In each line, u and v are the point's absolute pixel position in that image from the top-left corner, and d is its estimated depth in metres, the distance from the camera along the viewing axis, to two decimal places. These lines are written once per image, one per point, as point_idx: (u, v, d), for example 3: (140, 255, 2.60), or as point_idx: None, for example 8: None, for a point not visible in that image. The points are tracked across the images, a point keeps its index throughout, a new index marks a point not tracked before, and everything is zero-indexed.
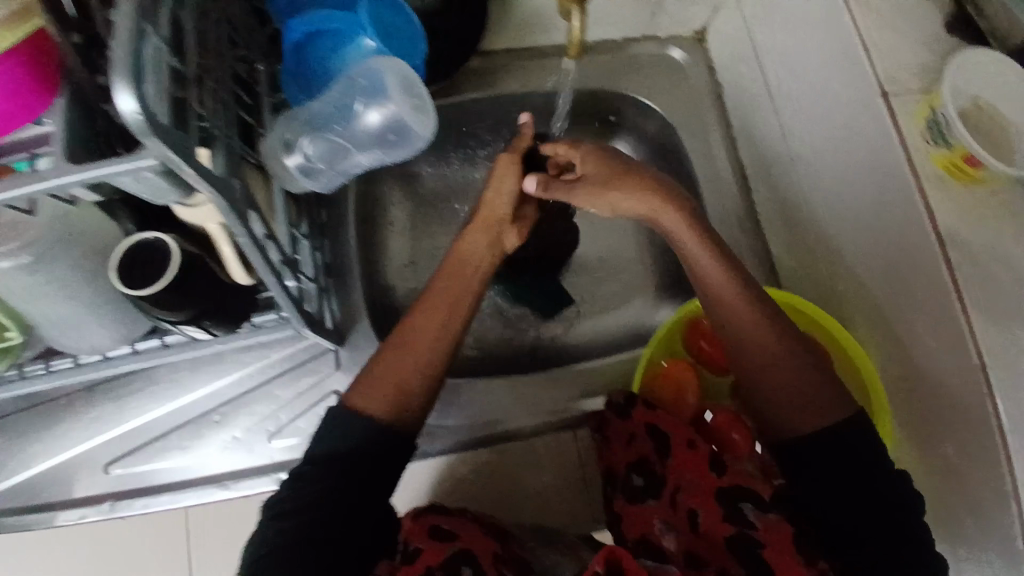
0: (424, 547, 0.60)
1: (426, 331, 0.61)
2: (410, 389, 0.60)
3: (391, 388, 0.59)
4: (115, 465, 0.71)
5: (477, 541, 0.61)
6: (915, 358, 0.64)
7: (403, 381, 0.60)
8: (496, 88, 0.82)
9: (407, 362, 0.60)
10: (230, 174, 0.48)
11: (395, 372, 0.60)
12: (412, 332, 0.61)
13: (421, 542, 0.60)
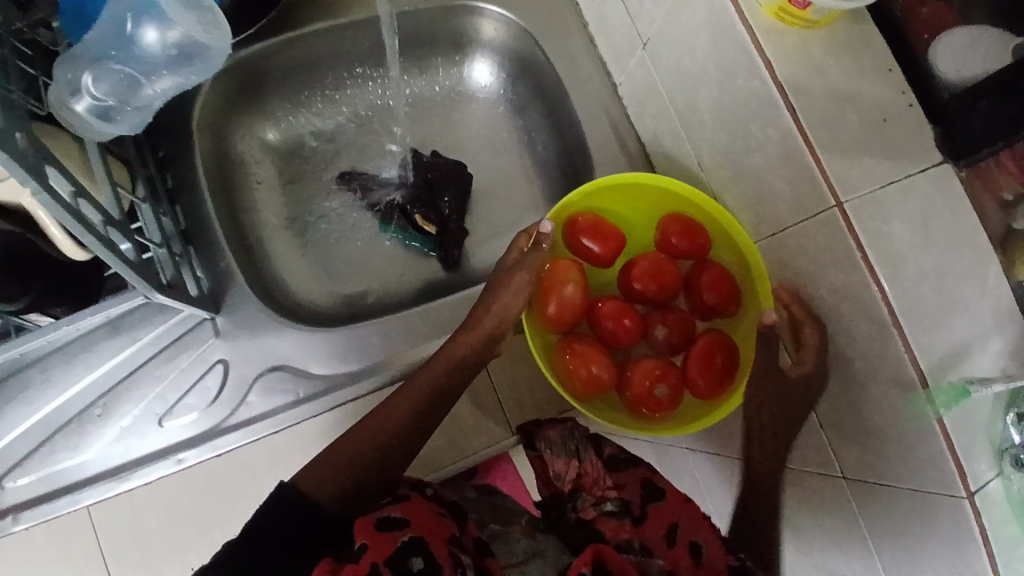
0: (369, 540, 0.47)
1: (388, 425, 0.60)
2: (392, 461, 0.58)
3: (344, 477, 0.55)
4: (7, 478, 0.68)
5: (425, 525, 0.51)
6: (777, 209, 0.64)
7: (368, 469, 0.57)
8: (337, 15, 0.79)
9: (382, 424, 0.60)
10: (9, 126, 0.44)
11: (353, 454, 0.57)
12: (374, 430, 0.59)
13: (365, 539, 0.47)
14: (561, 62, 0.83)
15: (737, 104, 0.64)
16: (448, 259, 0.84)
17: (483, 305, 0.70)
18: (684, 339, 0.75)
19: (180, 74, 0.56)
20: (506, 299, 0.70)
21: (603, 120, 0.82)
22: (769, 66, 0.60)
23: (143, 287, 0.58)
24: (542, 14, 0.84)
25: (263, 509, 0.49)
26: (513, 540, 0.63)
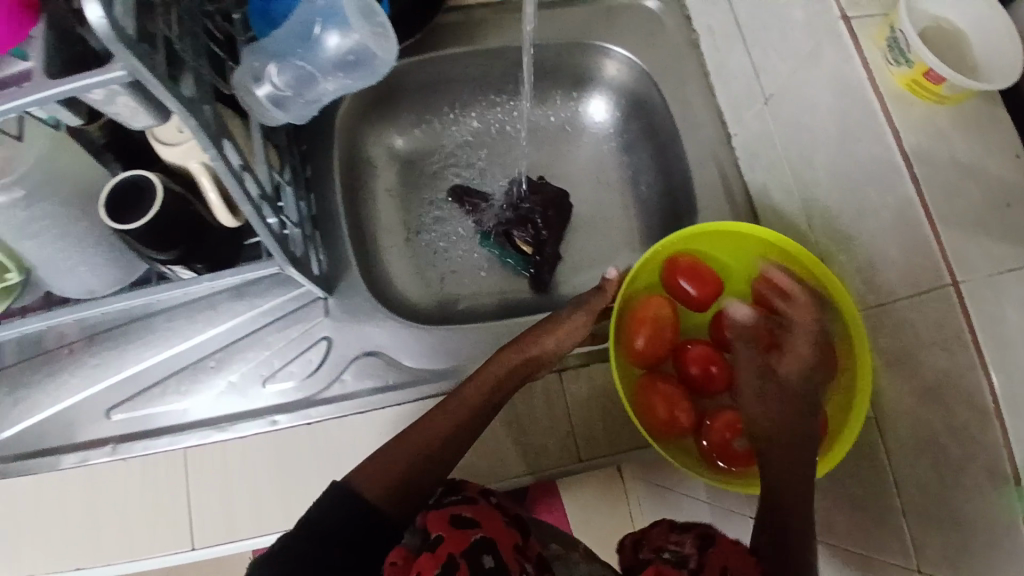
0: (445, 535, 0.49)
1: (429, 433, 0.61)
2: (427, 471, 0.58)
3: (397, 477, 0.56)
4: (118, 410, 0.74)
5: (498, 530, 0.51)
6: (886, 276, 0.64)
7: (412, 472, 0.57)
8: (477, 44, 0.86)
9: (423, 435, 0.61)
10: (201, 98, 0.50)
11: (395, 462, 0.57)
12: (414, 436, 0.60)
13: (441, 531, 0.50)
14: (677, 108, 0.86)
15: (859, 167, 0.65)
16: (537, 281, 0.88)
17: (531, 336, 0.71)
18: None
19: (350, 77, 0.58)
20: (554, 334, 0.71)
21: (711, 168, 0.84)
22: (896, 135, 0.61)
23: (281, 259, 0.64)
24: (666, 61, 0.88)
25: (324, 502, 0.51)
26: (574, 566, 0.61)
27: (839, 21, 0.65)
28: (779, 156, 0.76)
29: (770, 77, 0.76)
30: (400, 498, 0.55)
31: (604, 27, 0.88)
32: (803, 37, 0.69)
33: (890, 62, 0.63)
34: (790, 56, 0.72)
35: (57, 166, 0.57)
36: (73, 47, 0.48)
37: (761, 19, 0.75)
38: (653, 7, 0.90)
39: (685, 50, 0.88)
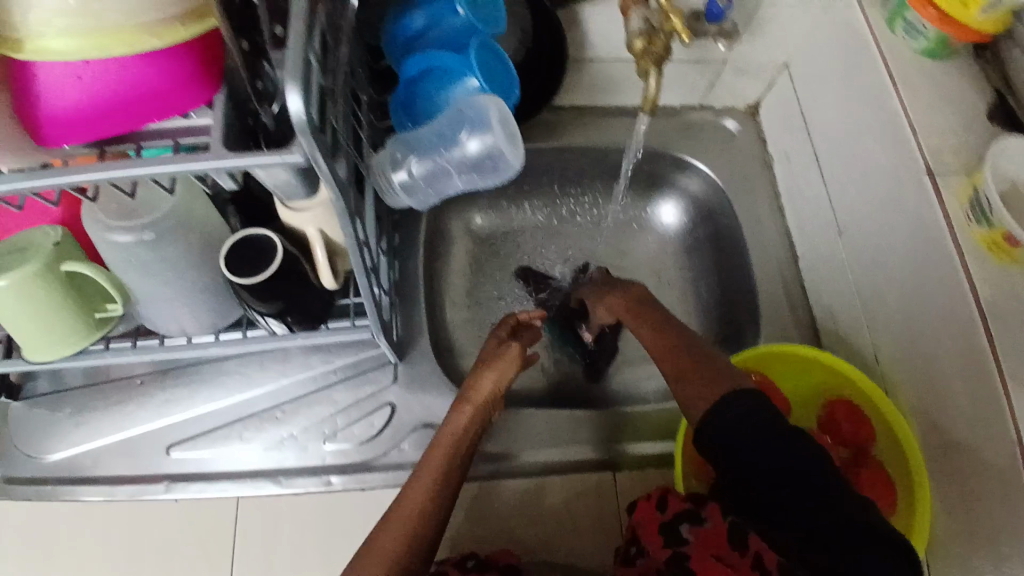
0: None
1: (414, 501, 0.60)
2: (417, 542, 0.57)
3: (386, 563, 0.55)
4: (176, 448, 0.75)
5: None
6: (952, 418, 0.67)
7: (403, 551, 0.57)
8: (565, 139, 0.91)
9: (412, 501, 0.60)
10: (348, 179, 0.55)
11: (390, 540, 0.57)
12: (398, 511, 0.59)
13: None
14: (748, 223, 0.89)
15: (933, 311, 0.68)
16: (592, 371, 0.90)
17: (466, 383, 0.69)
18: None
19: (479, 175, 0.64)
20: (495, 370, 0.70)
21: (778, 284, 0.87)
22: (973, 290, 0.65)
23: (377, 327, 0.69)
24: (738, 177, 0.92)
25: None
26: None
27: (924, 176, 0.69)
28: (847, 285, 0.80)
29: (845, 211, 0.80)
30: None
31: (683, 138, 0.93)
32: (884, 182, 0.73)
33: (971, 221, 0.67)
34: (868, 197, 0.76)
35: (195, 215, 0.61)
36: (247, 120, 0.51)
37: (841, 157, 0.80)
38: (731, 127, 0.94)
39: (758, 170, 0.92)
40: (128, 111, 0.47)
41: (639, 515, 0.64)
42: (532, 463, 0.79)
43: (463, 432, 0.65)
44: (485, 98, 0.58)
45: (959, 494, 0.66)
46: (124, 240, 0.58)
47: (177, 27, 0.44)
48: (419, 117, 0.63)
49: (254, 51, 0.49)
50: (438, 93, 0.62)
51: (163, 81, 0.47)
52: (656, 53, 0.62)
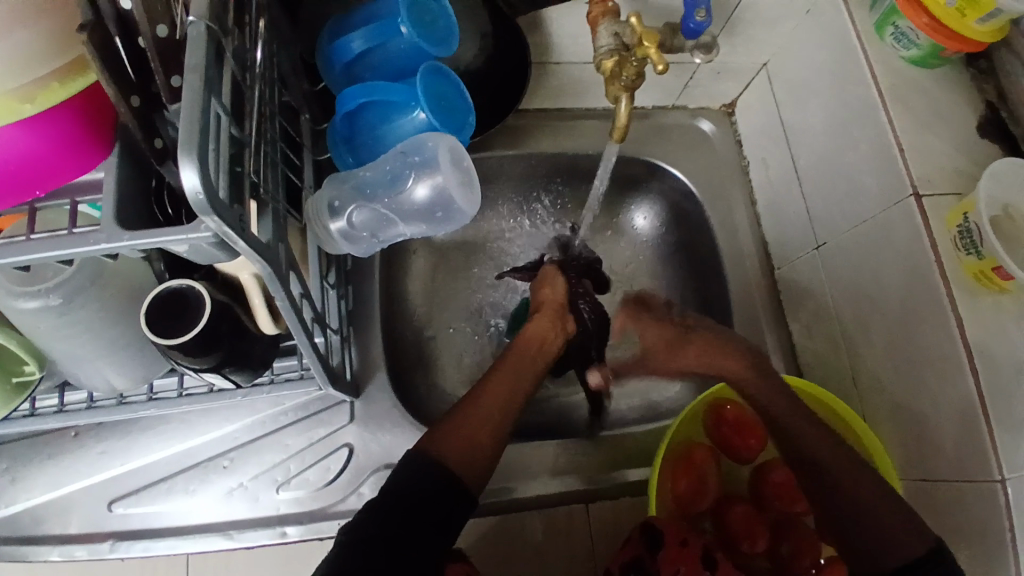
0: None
1: (495, 391, 0.63)
2: (499, 424, 0.62)
3: (471, 442, 0.59)
4: (119, 503, 0.70)
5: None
6: (934, 457, 0.63)
7: (486, 438, 0.60)
8: (528, 146, 0.84)
9: (493, 395, 0.63)
10: (276, 238, 0.48)
11: (477, 422, 0.60)
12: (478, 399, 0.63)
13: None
14: (724, 234, 0.84)
15: (915, 344, 0.64)
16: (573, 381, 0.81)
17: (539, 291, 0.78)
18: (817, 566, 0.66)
19: (430, 225, 0.58)
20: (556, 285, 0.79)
21: (756, 301, 0.82)
22: (960, 325, 0.60)
23: (322, 379, 0.63)
24: (714, 184, 0.86)
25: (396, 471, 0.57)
26: None
27: (910, 198, 0.63)
28: (827, 307, 0.75)
29: (826, 227, 0.75)
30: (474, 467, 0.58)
31: (656, 141, 0.87)
32: (867, 201, 0.68)
33: (960, 250, 0.61)
34: (850, 215, 0.71)
35: (110, 271, 0.55)
36: (148, 183, 0.45)
37: (822, 170, 0.74)
38: (706, 129, 0.89)
39: (734, 175, 0.87)
40: (9, 185, 0.40)
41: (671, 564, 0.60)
42: (497, 500, 0.74)
43: (541, 343, 0.71)
44: (433, 137, 0.52)
45: (940, 533, 0.64)
46: (30, 306, 0.52)
47: (55, 85, 0.38)
48: (359, 152, 0.57)
49: (145, 104, 0.41)
50: (383, 125, 0.56)
51: (40, 150, 0.40)
52: (626, 79, 0.58)
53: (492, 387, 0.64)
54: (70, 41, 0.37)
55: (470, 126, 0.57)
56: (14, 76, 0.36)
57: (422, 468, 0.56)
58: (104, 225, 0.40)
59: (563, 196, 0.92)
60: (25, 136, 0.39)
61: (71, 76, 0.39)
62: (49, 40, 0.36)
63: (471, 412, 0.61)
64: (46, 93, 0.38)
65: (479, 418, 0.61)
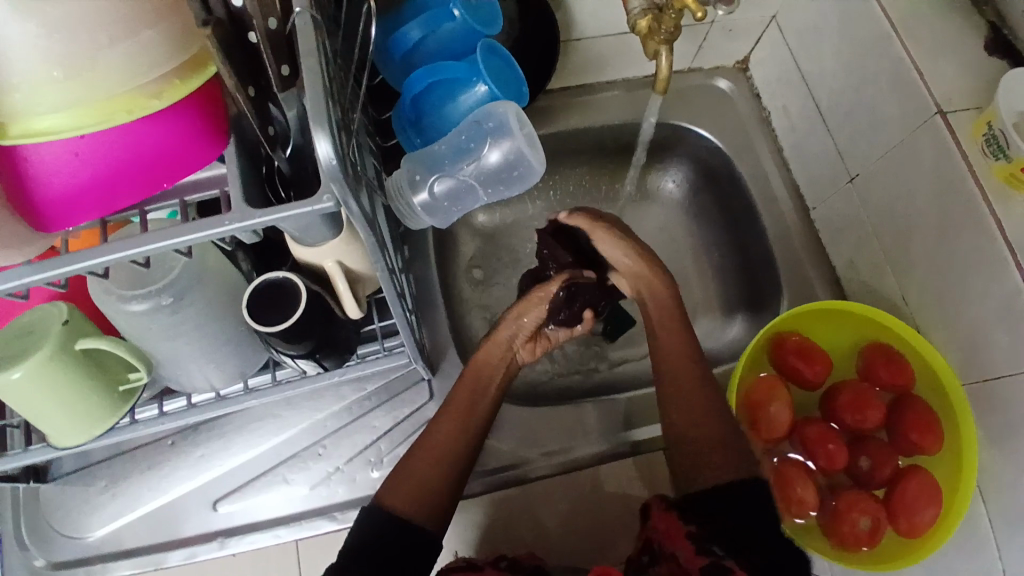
0: None
1: (448, 426, 0.65)
2: (456, 461, 0.64)
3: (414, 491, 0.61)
4: (223, 502, 0.73)
5: None
6: (992, 357, 0.64)
7: (431, 480, 0.62)
8: (560, 123, 0.89)
9: (447, 428, 0.65)
10: (374, 212, 0.51)
11: (422, 471, 0.62)
12: (436, 427, 0.65)
13: None
14: (755, 182, 0.88)
15: (959, 253, 0.66)
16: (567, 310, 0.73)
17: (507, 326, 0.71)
18: (890, 475, 0.71)
19: (505, 187, 0.62)
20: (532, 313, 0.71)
21: (795, 241, 0.86)
22: (1000, 226, 0.62)
23: (411, 352, 0.67)
24: (738, 137, 0.90)
25: (357, 525, 0.58)
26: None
27: (935, 116, 0.67)
28: (866, 235, 0.79)
29: (855, 159, 0.79)
30: (426, 506, 0.60)
31: (677, 104, 0.91)
32: (893, 127, 0.72)
33: (989, 157, 0.64)
34: (877, 144, 0.75)
35: (209, 268, 0.58)
36: (260, 169, 0.48)
37: (844, 107, 0.78)
38: (724, 87, 0.93)
39: (756, 127, 0.91)
40: (137, 180, 0.44)
41: (655, 528, 0.58)
42: (576, 458, 0.76)
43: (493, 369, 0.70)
44: (501, 104, 0.56)
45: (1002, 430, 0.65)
46: (140, 308, 0.55)
47: (177, 82, 0.42)
48: (427, 132, 0.60)
49: (257, 94, 0.45)
50: (447, 104, 0.59)
51: (168, 144, 0.44)
52: (666, 31, 0.62)
53: (441, 426, 0.65)
54: (190, 40, 0.42)
55: (525, 96, 0.62)
56: (142, 72, 0.40)
57: (381, 518, 0.58)
58: (235, 207, 0.44)
59: (595, 168, 0.96)
60: (153, 130, 0.43)
61: (191, 75, 0.42)
62: (170, 39, 0.40)
63: (426, 445, 0.64)
64: (171, 89, 0.42)
65: (427, 466, 0.63)
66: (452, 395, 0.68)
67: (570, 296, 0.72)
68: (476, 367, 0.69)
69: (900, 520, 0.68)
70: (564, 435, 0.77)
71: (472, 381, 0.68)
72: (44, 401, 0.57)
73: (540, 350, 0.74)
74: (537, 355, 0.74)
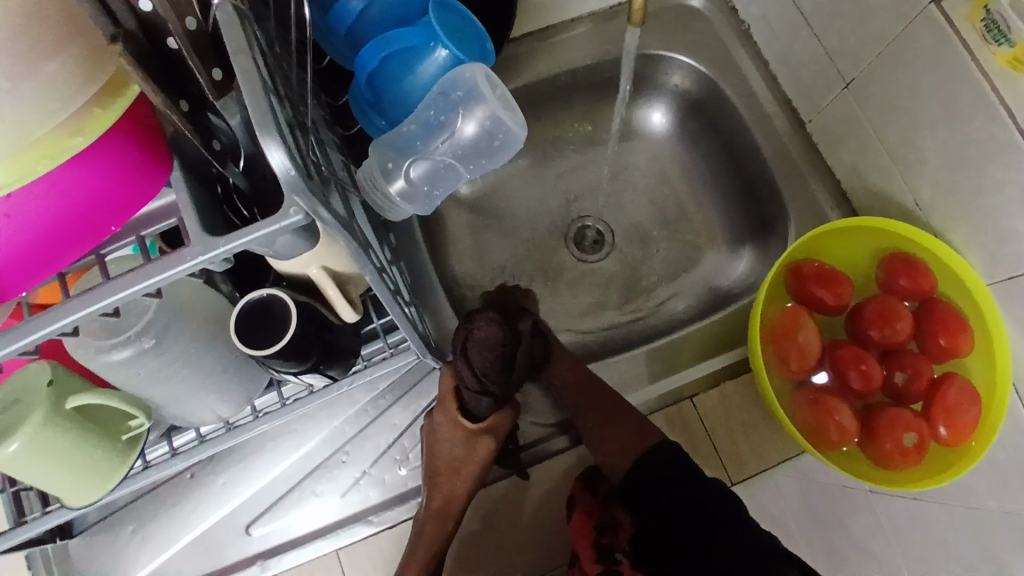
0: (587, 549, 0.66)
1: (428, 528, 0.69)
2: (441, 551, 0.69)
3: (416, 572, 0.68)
4: (255, 525, 0.71)
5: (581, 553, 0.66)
6: (1018, 251, 0.61)
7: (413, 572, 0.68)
8: (526, 76, 0.83)
9: (433, 525, 0.69)
10: (351, 213, 0.48)
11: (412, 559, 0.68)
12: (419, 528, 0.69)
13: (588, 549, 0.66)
14: (744, 104, 0.83)
15: (971, 145, 0.62)
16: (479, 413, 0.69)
17: (433, 433, 0.70)
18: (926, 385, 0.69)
19: (486, 161, 0.58)
20: (454, 439, 0.69)
21: (793, 157, 0.81)
22: (1013, 111, 0.58)
23: (418, 347, 0.64)
24: (721, 58, 0.84)
25: None
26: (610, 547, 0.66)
27: (930, 4, 0.61)
28: (869, 139, 0.74)
29: (849, 62, 0.73)
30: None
31: (650, 32, 0.84)
32: (886, 20, 0.66)
33: (990, 41, 0.57)
34: (873, 42, 0.68)
35: (189, 300, 0.55)
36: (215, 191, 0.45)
37: (829, 6, 0.72)
38: (698, 4, 0.86)
39: (737, 43, 0.85)
40: (80, 229, 0.41)
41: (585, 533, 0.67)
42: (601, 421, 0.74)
43: (457, 468, 0.69)
44: (467, 68, 0.52)
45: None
46: (123, 356, 0.52)
47: (97, 112, 0.37)
48: (390, 112, 0.56)
49: (192, 109, 0.41)
50: (406, 77, 0.54)
51: (106, 180, 0.40)
52: None
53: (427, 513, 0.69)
54: (100, 63, 0.36)
55: (489, 52, 0.57)
56: (56, 113, 0.35)
57: None
58: (196, 239, 0.40)
59: (575, 116, 0.91)
60: (85, 171, 0.39)
61: (110, 99, 0.38)
62: (80, 65, 0.35)
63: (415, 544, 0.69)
64: (92, 121, 0.37)
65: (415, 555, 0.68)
66: (433, 481, 0.69)
67: (494, 396, 0.69)
68: (446, 458, 0.69)
69: (941, 427, 0.66)
70: (581, 399, 0.75)
71: (448, 469, 0.69)
72: (45, 470, 0.54)
73: (458, 455, 0.69)
74: (454, 458, 0.69)
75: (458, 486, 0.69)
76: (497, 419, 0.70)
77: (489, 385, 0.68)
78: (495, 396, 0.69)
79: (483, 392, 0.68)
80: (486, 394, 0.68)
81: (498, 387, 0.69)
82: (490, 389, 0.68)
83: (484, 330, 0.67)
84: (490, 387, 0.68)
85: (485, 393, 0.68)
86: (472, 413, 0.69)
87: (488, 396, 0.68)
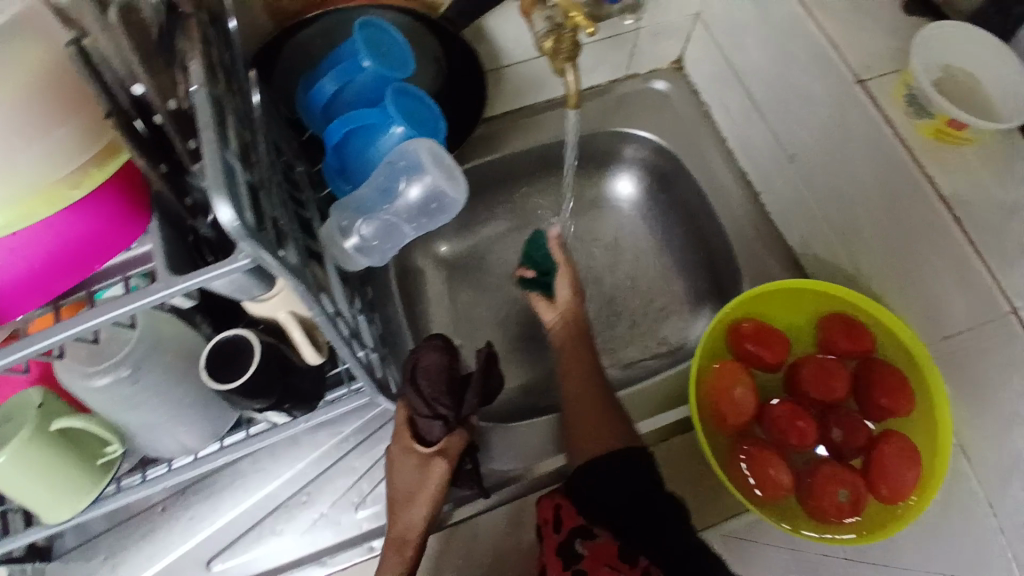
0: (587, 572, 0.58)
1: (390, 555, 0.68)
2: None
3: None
4: (216, 560, 0.74)
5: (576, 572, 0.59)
6: (950, 315, 0.63)
7: None
8: (501, 149, 0.90)
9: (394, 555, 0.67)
10: (302, 263, 0.53)
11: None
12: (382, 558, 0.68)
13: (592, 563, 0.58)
14: (704, 177, 0.89)
15: (900, 216, 0.66)
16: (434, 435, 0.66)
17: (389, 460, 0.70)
18: (865, 445, 0.70)
19: (429, 218, 0.66)
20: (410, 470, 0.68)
21: (748, 226, 0.86)
22: (934, 184, 0.62)
23: (372, 390, 0.68)
24: (684, 136, 0.91)
25: None
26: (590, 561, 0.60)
27: (856, 86, 0.67)
28: (815, 211, 0.78)
29: (793, 140, 0.78)
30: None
31: (618, 112, 0.92)
32: (821, 102, 0.72)
33: (911, 115, 0.64)
34: (812, 122, 0.74)
35: (166, 337, 0.61)
36: (186, 238, 0.52)
37: (774, 91, 0.78)
38: (662, 88, 0.94)
39: (699, 123, 0.92)
40: (67, 264, 0.48)
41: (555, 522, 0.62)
42: (556, 470, 0.77)
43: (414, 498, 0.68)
44: (413, 142, 0.60)
45: (964, 388, 0.64)
46: (101, 383, 0.58)
47: (94, 170, 0.46)
48: (353, 177, 0.64)
49: (170, 170, 0.49)
50: (367, 150, 0.62)
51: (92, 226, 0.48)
52: (566, 50, 0.63)
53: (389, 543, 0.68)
54: (99, 133, 0.45)
55: (441, 130, 0.65)
56: (57, 168, 0.43)
57: None
58: (161, 275, 0.47)
59: (550, 186, 0.98)
60: (76, 217, 0.47)
61: (106, 161, 0.46)
62: (77, 133, 0.43)
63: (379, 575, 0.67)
64: (89, 177, 0.46)
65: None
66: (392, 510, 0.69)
67: (448, 420, 0.65)
68: (402, 488, 0.68)
69: (880, 488, 0.66)
70: (535, 450, 0.78)
71: (405, 499, 0.68)
72: (23, 486, 0.60)
73: (416, 484, 0.67)
74: (412, 488, 0.68)
75: (415, 516, 0.68)
76: (452, 441, 0.67)
77: (439, 406, 0.64)
78: (449, 418, 0.65)
79: (434, 414, 0.65)
80: (438, 416, 0.65)
81: (451, 410, 0.65)
82: (441, 411, 0.65)
83: (430, 354, 0.65)
84: (441, 408, 0.64)
85: (436, 416, 0.65)
86: (427, 436, 0.66)
87: (439, 418, 0.65)
